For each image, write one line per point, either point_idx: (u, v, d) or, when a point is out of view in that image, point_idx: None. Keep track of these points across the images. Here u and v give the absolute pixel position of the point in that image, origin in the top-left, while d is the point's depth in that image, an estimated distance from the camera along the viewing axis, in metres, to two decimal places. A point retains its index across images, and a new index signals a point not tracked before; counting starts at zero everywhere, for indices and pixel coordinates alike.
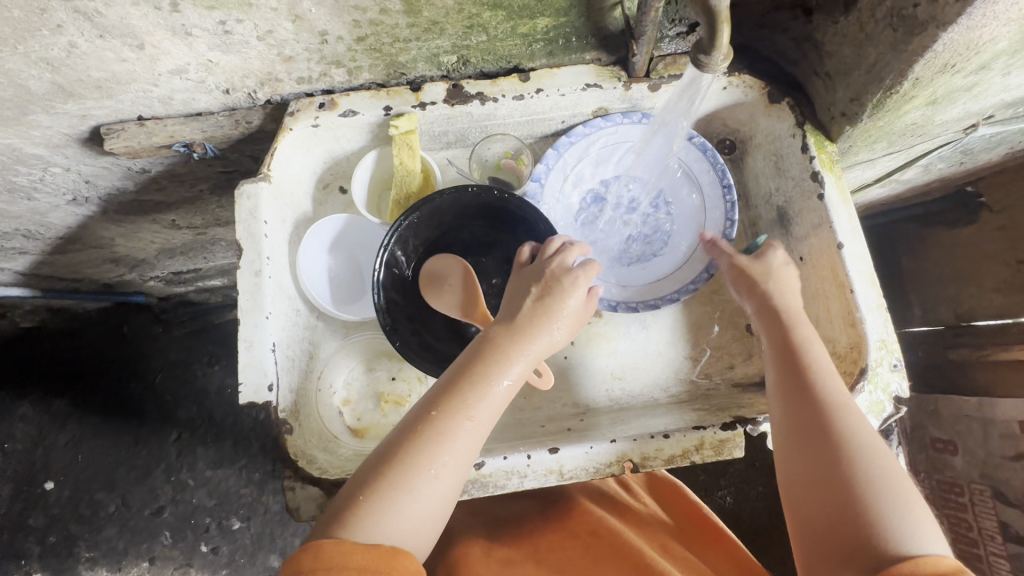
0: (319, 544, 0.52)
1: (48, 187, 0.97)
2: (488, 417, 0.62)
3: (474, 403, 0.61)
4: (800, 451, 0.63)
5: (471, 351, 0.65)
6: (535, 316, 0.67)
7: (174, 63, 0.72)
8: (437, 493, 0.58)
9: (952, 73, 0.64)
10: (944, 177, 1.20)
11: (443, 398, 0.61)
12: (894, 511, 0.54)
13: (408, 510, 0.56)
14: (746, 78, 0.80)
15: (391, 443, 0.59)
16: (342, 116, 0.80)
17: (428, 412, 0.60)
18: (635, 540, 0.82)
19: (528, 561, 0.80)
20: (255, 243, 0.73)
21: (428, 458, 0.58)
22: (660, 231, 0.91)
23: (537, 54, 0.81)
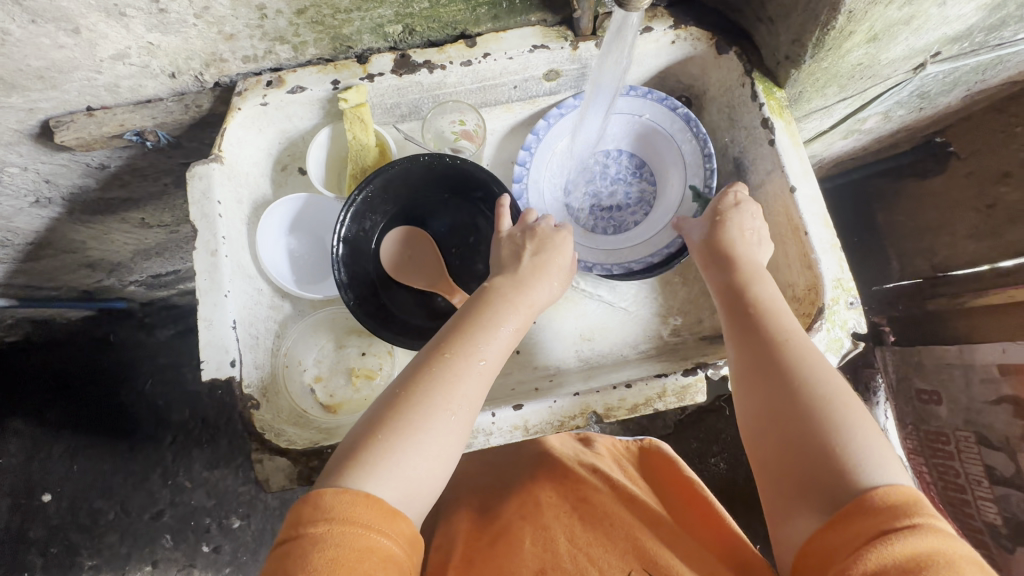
0: (319, 494, 0.51)
1: (9, 190, 0.96)
2: (495, 364, 0.64)
3: (485, 346, 0.63)
4: (758, 378, 0.64)
5: (476, 301, 0.69)
6: (536, 270, 0.72)
7: (114, 48, 0.72)
8: (448, 436, 0.58)
9: (885, 4, 0.64)
10: (907, 125, 1.20)
11: (455, 340, 0.63)
12: (836, 396, 0.58)
13: (428, 449, 0.56)
14: (693, 30, 0.81)
15: (403, 385, 0.60)
16: (291, 93, 0.80)
17: (442, 354, 0.62)
18: (628, 517, 0.75)
19: (515, 521, 0.75)
20: (209, 222, 0.74)
21: (444, 398, 0.59)
22: (644, 201, 0.92)
23: (482, 18, 0.80)
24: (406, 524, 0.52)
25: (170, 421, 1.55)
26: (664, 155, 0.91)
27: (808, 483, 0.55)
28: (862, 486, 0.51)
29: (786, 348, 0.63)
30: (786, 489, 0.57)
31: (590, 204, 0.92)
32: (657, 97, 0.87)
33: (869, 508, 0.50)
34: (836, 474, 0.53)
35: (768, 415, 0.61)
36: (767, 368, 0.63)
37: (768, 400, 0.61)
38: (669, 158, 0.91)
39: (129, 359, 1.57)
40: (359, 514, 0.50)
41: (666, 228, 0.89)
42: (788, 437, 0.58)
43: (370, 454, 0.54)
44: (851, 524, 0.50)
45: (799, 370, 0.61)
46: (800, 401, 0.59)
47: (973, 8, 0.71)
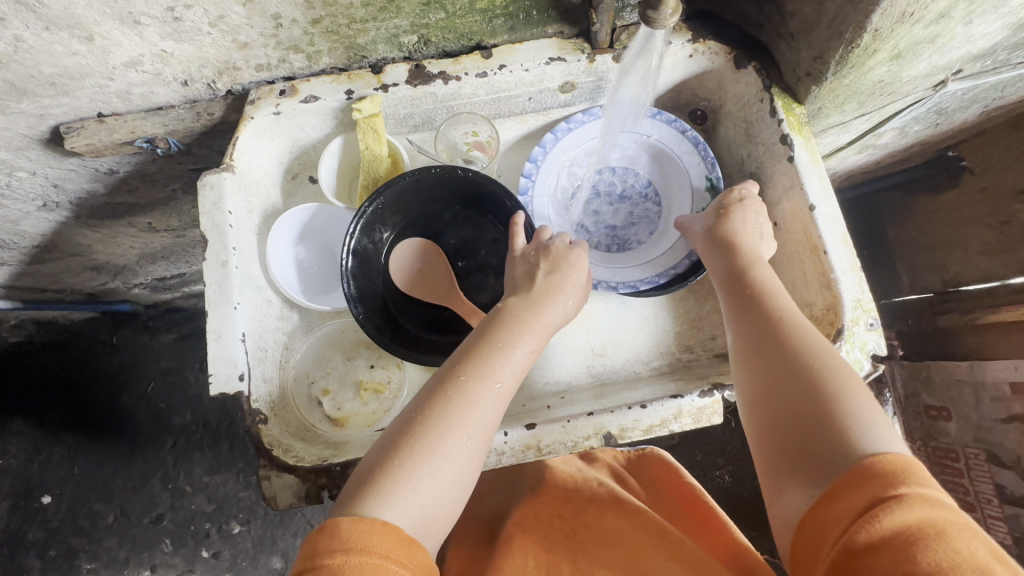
0: (335, 524, 0.50)
1: (17, 193, 0.95)
2: (511, 383, 0.63)
3: (500, 368, 0.62)
4: (755, 364, 0.63)
5: (490, 322, 0.67)
6: (550, 281, 0.71)
7: (127, 55, 0.71)
8: (463, 460, 0.57)
9: (912, 22, 0.63)
10: (922, 140, 1.19)
11: (469, 362, 0.62)
12: (838, 376, 0.57)
13: (445, 474, 0.56)
14: (711, 44, 0.80)
15: (423, 404, 0.59)
16: (304, 102, 0.79)
17: (458, 376, 0.61)
18: (631, 535, 0.73)
19: (516, 539, 0.74)
20: (220, 234, 0.72)
21: (460, 423, 0.58)
22: (648, 219, 0.91)
23: (498, 29, 0.80)
24: (423, 555, 0.51)
25: (172, 425, 1.54)
26: (668, 174, 0.91)
27: (806, 457, 0.54)
28: (862, 455, 0.50)
29: (789, 328, 0.63)
30: (782, 465, 0.56)
31: (596, 220, 0.91)
32: (663, 118, 0.87)
33: (865, 480, 0.48)
34: (833, 450, 0.52)
35: (764, 393, 0.60)
36: (765, 353, 0.62)
37: (767, 378, 0.61)
38: (674, 178, 0.90)
39: (132, 363, 1.56)
40: (375, 544, 0.48)
41: (672, 247, 0.88)
42: (784, 413, 0.57)
43: (386, 484, 0.53)
44: (848, 496, 0.48)
45: (801, 348, 0.60)
46: (799, 377, 0.58)
47: (999, 27, 0.70)
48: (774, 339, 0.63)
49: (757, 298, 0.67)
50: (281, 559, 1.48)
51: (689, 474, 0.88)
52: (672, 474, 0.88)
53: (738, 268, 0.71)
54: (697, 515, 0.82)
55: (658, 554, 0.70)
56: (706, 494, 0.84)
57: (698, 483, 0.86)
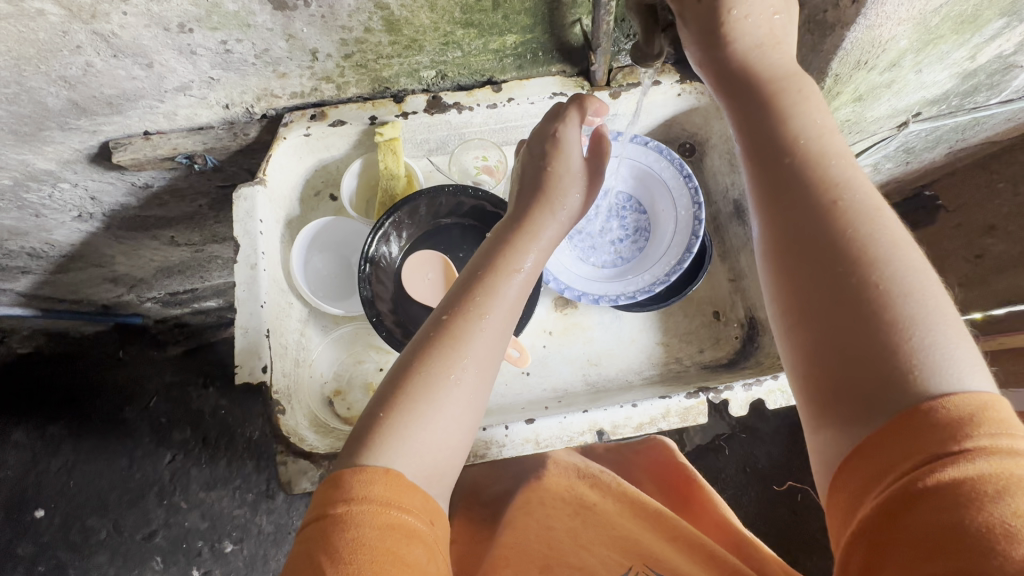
0: (339, 475, 0.54)
1: (56, 204, 1.02)
2: (503, 316, 0.66)
3: (489, 304, 0.66)
4: (795, 264, 0.55)
5: (480, 262, 0.70)
6: (540, 209, 0.75)
7: (179, 80, 0.80)
8: (466, 399, 0.61)
9: (867, 69, 0.73)
10: (898, 177, 1.29)
11: (456, 304, 0.65)
12: (895, 283, 0.50)
13: (443, 418, 0.59)
14: (697, 85, 0.90)
15: (415, 350, 0.62)
16: (332, 126, 0.88)
17: (441, 317, 0.64)
18: (623, 521, 0.76)
19: (519, 518, 0.78)
20: (251, 239, 0.80)
21: (444, 363, 0.61)
22: (642, 230, 0.98)
23: (508, 67, 0.90)
24: (422, 500, 0.54)
25: (172, 439, 1.57)
26: (656, 200, 0.97)
27: (862, 388, 0.48)
28: (928, 390, 0.46)
29: (834, 222, 0.54)
30: (823, 384, 0.51)
31: (591, 242, 0.98)
32: (652, 145, 0.93)
33: (921, 421, 0.44)
34: (885, 383, 0.47)
35: (806, 300, 0.53)
36: (808, 255, 0.54)
37: (813, 296, 0.53)
38: (662, 202, 0.96)
39: (139, 374, 1.60)
40: (374, 491, 0.52)
41: (656, 265, 0.93)
42: (830, 328, 0.51)
43: (381, 433, 0.57)
44: (910, 438, 0.44)
45: (856, 252, 0.52)
46: (851, 291, 0.51)
47: (947, 76, 0.80)
48: (821, 240, 0.54)
49: (801, 192, 0.57)
50: None
51: (687, 459, 0.93)
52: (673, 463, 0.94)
53: (769, 156, 0.60)
54: (693, 501, 0.87)
55: (651, 530, 0.75)
56: (703, 479, 0.90)
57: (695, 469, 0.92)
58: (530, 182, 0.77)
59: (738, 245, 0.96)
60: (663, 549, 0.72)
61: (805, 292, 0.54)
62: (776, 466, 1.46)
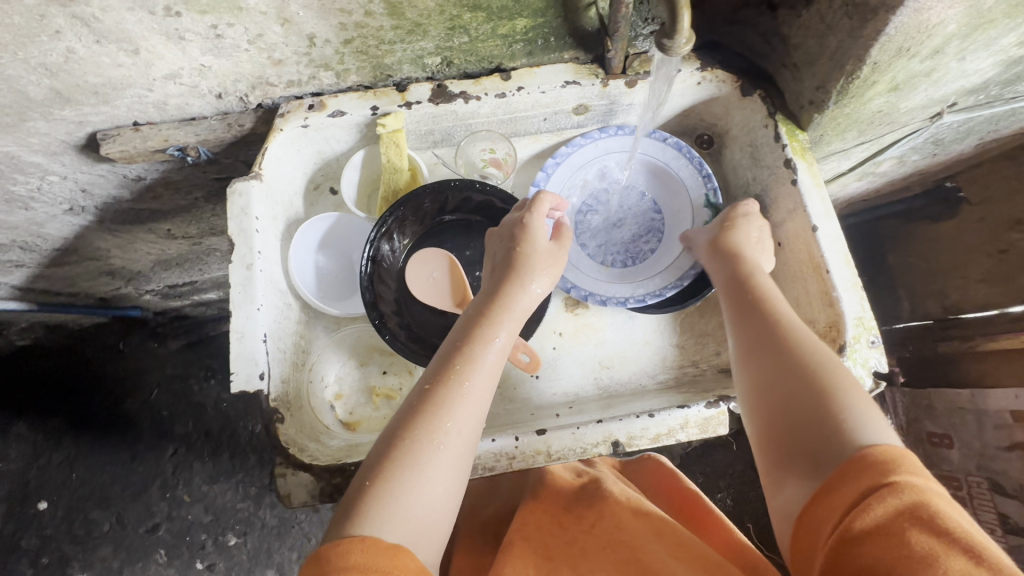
0: (319, 552, 0.50)
1: (46, 197, 0.98)
2: (483, 384, 0.64)
3: (471, 367, 0.63)
4: (755, 361, 0.65)
5: (457, 334, 0.68)
6: (510, 281, 0.72)
7: (168, 68, 0.75)
8: (449, 468, 0.58)
9: (908, 57, 0.67)
10: (921, 169, 1.23)
11: (438, 373, 0.63)
12: (828, 369, 0.59)
13: (428, 487, 0.56)
14: (719, 73, 0.83)
15: (399, 422, 0.60)
16: (331, 116, 0.83)
17: (424, 387, 0.62)
18: (624, 539, 0.72)
19: (517, 540, 0.74)
20: (246, 238, 0.75)
21: (428, 430, 0.59)
22: (654, 229, 0.93)
23: (518, 53, 0.84)
24: (409, 559, 0.50)
25: (174, 433, 1.54)
26: (670, 199, 0.94)
27: (801, 449, 0.55)
28: (854, 443, 0.51)
29: (783, 328, 0.65)
30: (780, 457, 0.57)
31: (601, 240, 0.93)
32: (670, 141, 0.90)
33: (853, 464, 0.50)
34: (825, 440, 0.53)
35: (763, 389, 0.62)
36: (763, 351, 0.65)
37: (766, 382, 0.62)
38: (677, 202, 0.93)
39: (139, 367, 1.57)
40: (353, 560, 0.49)
41: (667, 268, 0.91)
42: (782, 406, 0.59)
43: (368, 502, 0.54)
44: (840, 484, 0.49)
45: (790, 341, 0.63)
46: (789, 373, 0.60)
47: (990, 64, 0.74)
48: (771, 337, 0.65)
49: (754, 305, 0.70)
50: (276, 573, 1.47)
51: (687, 478, 0.90)
52: (674, 483, 0.90)
53: (733, 280, 0.75)
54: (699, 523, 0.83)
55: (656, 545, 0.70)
56: (707, 500, 0.86)
57: (699, 488, 0.89)
58: (500, 260, 0.75)
59: None
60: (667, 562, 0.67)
61: (762, 381, 0.63)
62: None
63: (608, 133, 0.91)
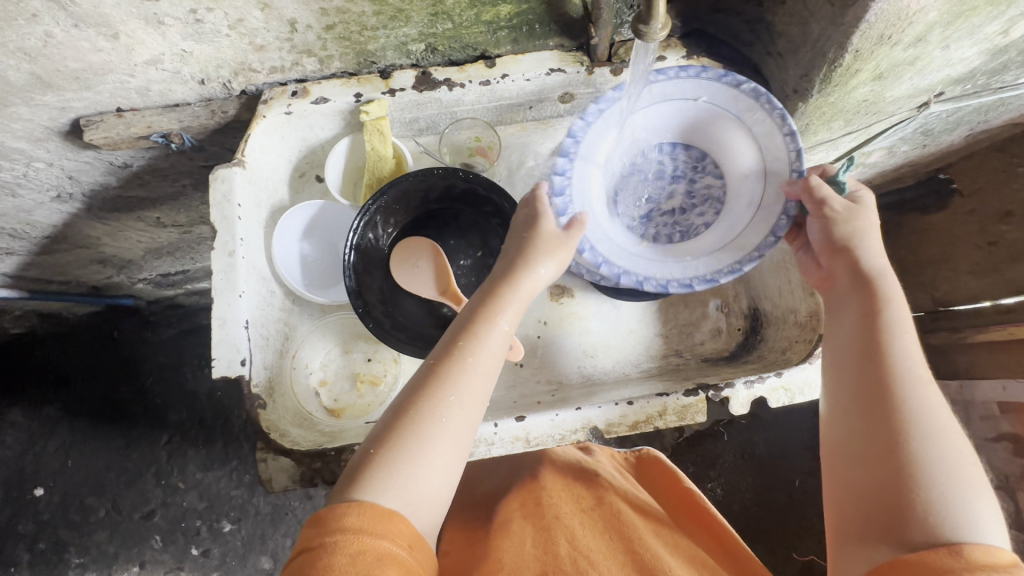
0: (322, 513, 0.52)
1: (33, 184, 0.98)
2: (489, 368, 0.63)
3: (476, 350, 0.62)
4: (866, 401, 0.58)
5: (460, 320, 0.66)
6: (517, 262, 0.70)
7: (149, 53, 0.75)
8: (455, 442, 0.58)
9: (890, 44, 0.67)
10: (911, 160, 1.23)
11: (444, 349, 0.62)
12: (951, 445, 0.54)
13: (437, 467, 0.56)
14: (705, 61, 0.83)
15: (408, 395, 0.60)
16: (314, 103, 0.83)
17: (431, 360, 0.62)
18: (627, 527, 0.73)
19: (516, 519, 0.75)
20: (228, 224, 0.75)
21: (434, 405, 0.58)
22: (712, 198, 0.83)
23: (503, 40, 0.84)
24: (403, 524, 0.52)
25: (168, 420, 1.55)
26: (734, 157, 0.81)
27: (891, 518, 0.52)
28: (953, 537, 0.49)
29: (911, 380, 0.58)
30: (864, 509, 0.54)
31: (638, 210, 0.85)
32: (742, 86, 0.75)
33: (956, 557, 0.48)
34: (924, 518, 0.50)
35: (867, 438, 0.56)
36: (883, 397, 0.57)
37: (876, 431, 0.56)
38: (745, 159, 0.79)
39: (132, 355, 1.58)
40: (352, 521, 0.51)
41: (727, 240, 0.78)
42: (885, 463, 0.54)
43: (371, 465, 0.55)
44: (931, 570, 0.47)
45: (917, 398, 0.56)
46: (902, 433, 0.54)
47: (975, 53, 0.74)
48: (897, 389, 0.57)
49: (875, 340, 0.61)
50: (271, 559, 1.49)
51: (685, 475, 0.89)
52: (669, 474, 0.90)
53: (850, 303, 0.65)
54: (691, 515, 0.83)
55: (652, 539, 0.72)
56: (702, 495, 0.85)
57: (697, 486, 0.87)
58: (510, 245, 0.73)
59: None
60: (665, 559, 0.69)
61: (869, 428, 0.57)
62: (776, 453, 1.45)
63: (663, 75, 0.77)
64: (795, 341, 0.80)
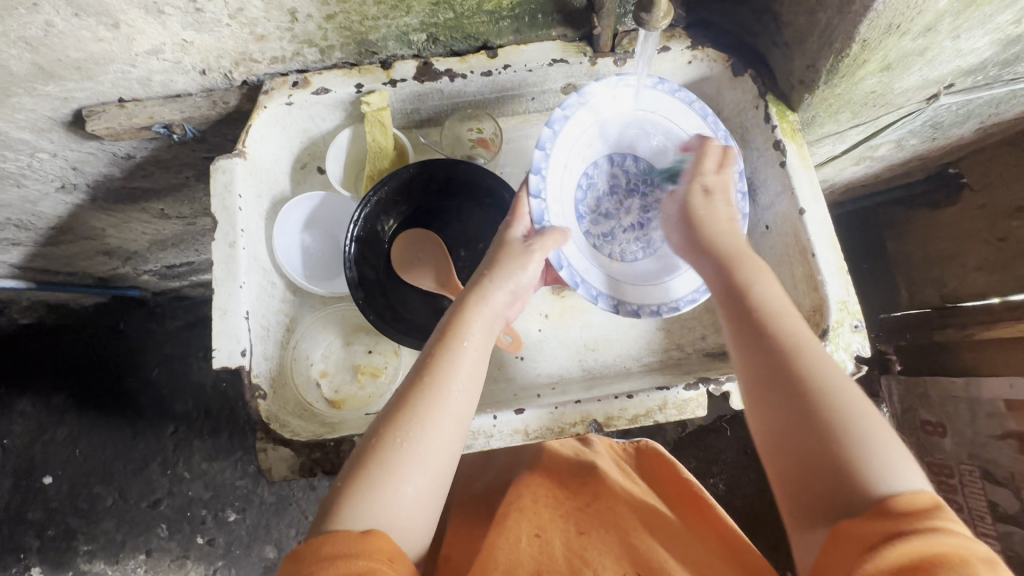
0: (307, 545, 0.52)
1: (37, 174, 0.98)
2: (463, 398, 0.63)
3: (453, 376, 0.63)
4: (764, 383, 0.60)
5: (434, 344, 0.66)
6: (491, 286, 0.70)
7: (150, 43, 0.75)
8: (427, 469, 0.58)
9: (899, 34, 0.66)
10: (920, 154, 1.21)
11: (418, 378, 0.63)
12: (842, 395, 0.56)
13: (410, 492, 0.57)
14: (710, 51, 0.82)
15: (382, 424, 0.60)
16: (315, 94, 0.83)
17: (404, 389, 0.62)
18: (623, 520, 0.74)
19: (513, 513, 0.75)
20: (229, 215, 0.75)
21: (406, 431, 0.59)
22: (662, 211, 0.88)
23: (505, 31, 0.83)
24: (378, 544, 0.52)
25: (173, 411, 1.56)
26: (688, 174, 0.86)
27: (822, 495, 0.53)
28: (876, 491, 0.50)
29: (792, 346, 0.61)
30: (797, 495, 0.55)
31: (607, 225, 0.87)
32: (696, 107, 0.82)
33: (884, 512, 0.49)
34: (845, 483, 0.52)
35: (777, 424, 0.58)
36: (774, 377, 0.60)
37: (778, 412, 0.58)
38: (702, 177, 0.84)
39: (138, 345, 1.59)
40: (326, 549, 0.51)
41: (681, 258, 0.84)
42: (796, 442, 0.56)
43: (347, 495, 0.55)
44: (866, 539, 0.48)
45: (801, 363, 0.59)
46: (800, 406, 0.57)
47: (987, 43, 0.72)
48: (781, 361, 0.60)
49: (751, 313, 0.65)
50: (275, 548, 1.50)
51: (687, 470, 0.88)
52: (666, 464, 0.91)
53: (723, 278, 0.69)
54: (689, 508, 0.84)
55: (649, 534, 0.72)
56: (698, 482, 0.86)
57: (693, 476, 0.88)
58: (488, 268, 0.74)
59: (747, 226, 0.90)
60: (661, 556, 0.69)
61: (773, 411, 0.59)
62: None
63: (625, 82, 0.81)
64: None
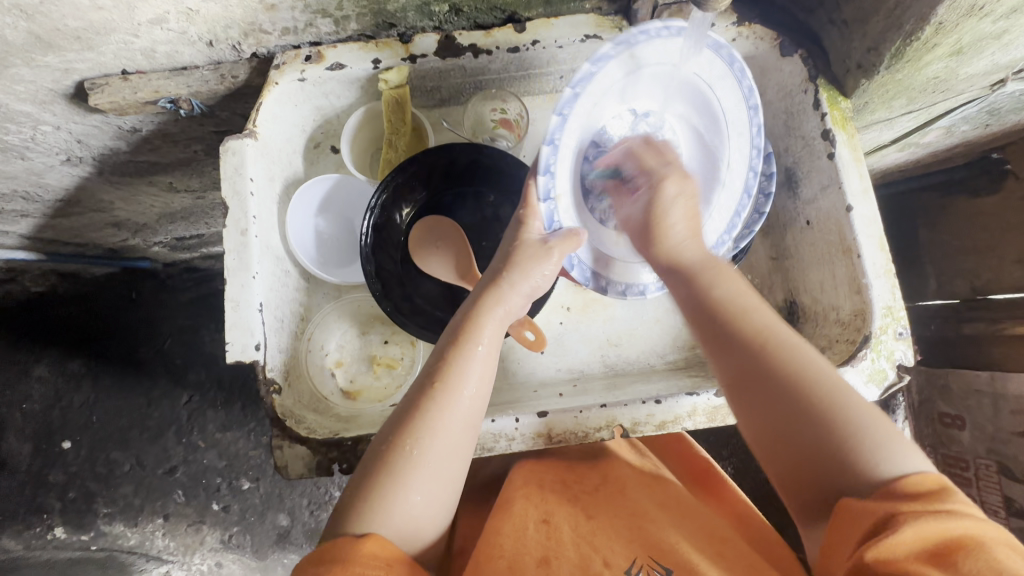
0: (322, 549, 0.53)
1: (41, 146, 0.94)
2: (473, 402, 0.62)
3: (467, 378, 0.62)
4: (751, 396, 0.60)
5: (444, 342, 0.65)
6: (497, 282, 0.67)
7: (153, 12, 0.69)
8: (433, 477, 0.58)
9: (980, 16, 0.59)
10: (968, 140, 1.13)
11: (437, 372, 0.62)
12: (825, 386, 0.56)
13: (420, 493, 0.57)
14: (757, 28, 0.76)
15: (396, 427, 0.59)
16: (330, 69, 0.77)
17: (422, 387, 0.62)
18: (639, 499, 0.73)
19: (518, 499, 0.73)
20: (240, 201, 0.71)
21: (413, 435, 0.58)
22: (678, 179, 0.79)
23: (535, 2, 0.76)
24: (378, 546, 0.52)
25: (187, 381, 1.57)
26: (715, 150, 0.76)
27: (816, 478, 0.54)
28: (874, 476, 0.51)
29: (782, 354, 0.59)
30: (788, 483, 0.57)
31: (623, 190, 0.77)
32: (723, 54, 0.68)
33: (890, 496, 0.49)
34: (843, 472, 0.53)
35: (762, 424, 0.59)
36: (757, 382, 0.59)
37: (764, 413, 0.58)
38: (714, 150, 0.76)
39: (150, 317, 1.58)
40: (333, 552, 0.52)
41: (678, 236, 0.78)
42: (785, 441, 0.57)
43: (366, 500, 0.56)
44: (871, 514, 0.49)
45: (788, 364, 0.58)
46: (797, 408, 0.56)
47: None
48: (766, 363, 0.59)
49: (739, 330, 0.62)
50: (288, 516, 1.53)
51: (695, 443, 0.90)
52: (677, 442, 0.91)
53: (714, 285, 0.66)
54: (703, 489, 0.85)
55: (662, 515, 0.71)
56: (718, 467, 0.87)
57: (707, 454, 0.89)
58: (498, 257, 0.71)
59: (786, 219, 0.85)
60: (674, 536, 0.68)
61: (761, 408, 0.59)
62: None
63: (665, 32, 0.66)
64: (836, 340, 0.76)
